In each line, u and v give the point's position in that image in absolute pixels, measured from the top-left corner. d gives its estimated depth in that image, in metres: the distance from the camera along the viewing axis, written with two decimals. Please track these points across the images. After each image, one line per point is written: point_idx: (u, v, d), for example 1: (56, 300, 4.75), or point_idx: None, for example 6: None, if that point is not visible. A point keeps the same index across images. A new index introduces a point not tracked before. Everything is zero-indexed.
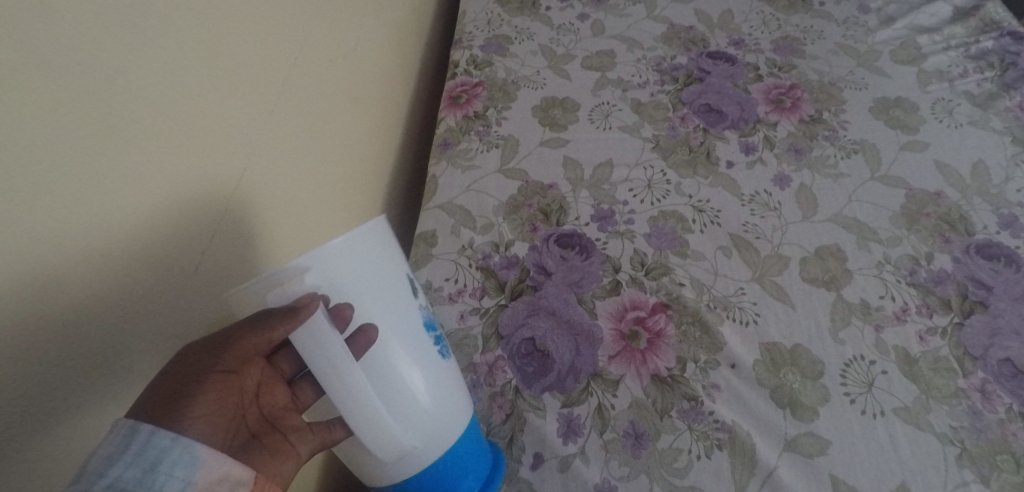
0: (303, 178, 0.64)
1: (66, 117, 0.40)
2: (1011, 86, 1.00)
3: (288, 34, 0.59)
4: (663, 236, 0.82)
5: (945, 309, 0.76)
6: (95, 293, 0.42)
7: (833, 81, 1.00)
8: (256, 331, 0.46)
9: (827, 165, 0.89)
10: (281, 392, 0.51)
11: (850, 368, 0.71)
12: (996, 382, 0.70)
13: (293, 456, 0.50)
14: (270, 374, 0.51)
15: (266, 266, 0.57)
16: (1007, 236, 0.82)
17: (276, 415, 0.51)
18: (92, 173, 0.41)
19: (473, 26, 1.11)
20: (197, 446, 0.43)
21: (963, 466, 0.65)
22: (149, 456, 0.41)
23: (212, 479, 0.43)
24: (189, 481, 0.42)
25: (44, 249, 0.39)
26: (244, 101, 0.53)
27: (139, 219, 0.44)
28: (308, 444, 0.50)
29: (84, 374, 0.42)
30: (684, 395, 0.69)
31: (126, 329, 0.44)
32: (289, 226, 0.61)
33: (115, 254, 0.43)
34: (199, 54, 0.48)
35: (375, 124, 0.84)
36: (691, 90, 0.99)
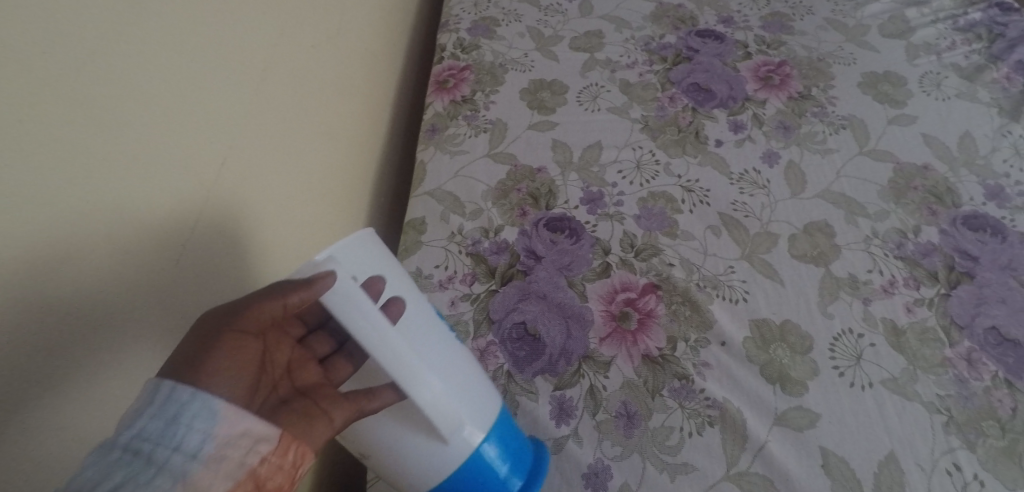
0: (292, 168, 0.65)
1: (62, 109, 0.40)
2: (998, 57, 1.00)
3: (278, 28, 0.61)
4: (652, 217, 0.83)
5: (932, 281, 0.76)
6: (92, 279, 0.43)
7: (822, 56, 1.00)
8: (272, 297, 0.48)
9: (815, 141, 0.89)
10: (313, 369, 0.53)
11: (839, 342, 0.71)
12: (982, 350, 0.71)
13: (325, 422, 0.49)
14: (301, 353, 0.53)
15: (255, 255, 0.58)
16: (993, 207, 0.83)
17: (309, 387, 0.52)
18: (84, 154, 0.42)
19: (460, 9, 1.10)
20: (215, 401, 0.44)
21: (950, 433, 0.66)
22: (170, 410, 0.42)
23: (234, 433, 0.44)
24: (210, 433, 0.43)
25: (45, 231, 0.40)
26: (235, 91, 0.54)
27: (131, 200, 0.45)
28: (341, 413, 0.50)
29: (85, 351, 0.43)
30: (675, 374, 0.70)
31: (124, 314, 0.45)
32: (278, 216, 0.62)
33: (111, 236, 0.44)
34: (190, 45, 0.49)
35: (361, 110, 0.85)
36: (680, 69, 0.99)
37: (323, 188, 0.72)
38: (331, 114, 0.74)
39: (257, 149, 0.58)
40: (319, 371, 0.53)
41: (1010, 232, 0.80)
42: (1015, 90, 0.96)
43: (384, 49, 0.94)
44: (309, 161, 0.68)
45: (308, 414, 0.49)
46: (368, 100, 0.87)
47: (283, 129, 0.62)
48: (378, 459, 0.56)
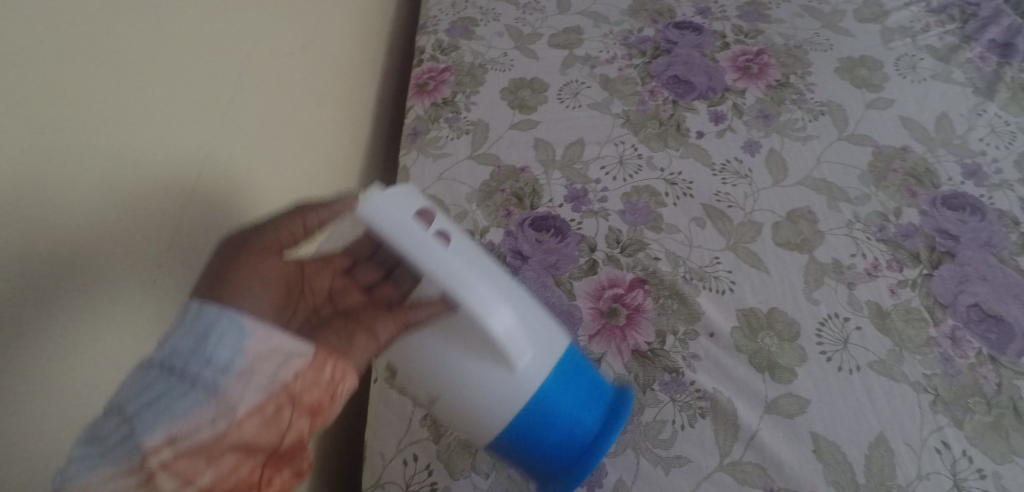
0: (272, 130, 0.65)
1: (50, 72, 0.40)
2: (971, 37, 1.02)
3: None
4: (637, 211, 0.83)
5: (915, 262, 0.77)
6: (81, 235, 0.43)
7: (799, 43, 1.01)
8: (294, 220, 0.53)
9: (795, 128, 0.90)
10: (354, 296, 0.57)
11: (826, 326, 0.72)
12: (965, 327, 0.72)
13: (373, 338, 0.50)
14: (343, 284, 0.57)
15: (239, 209, 0.59)
16: (971, 186, 0.84)
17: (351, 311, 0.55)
18: (73, 117, 0.42)
19: (438, 11, 1.10)
20: (242, 319, 0.44)
21: (937, 412, 0.67)
22: (199, 327, 0.43)
23: (264, 349, 0.44)
24: (240, 348, 0.43)
25: (40, 183, 0.40)
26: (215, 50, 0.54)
27: (118, 163, 0.45)
28: (387, 327, 0.51)
29: (86, 293, 0.44)
30: (665, 367, 0.71)
31: (113, 264, 0.45)
32: (260, 174, 0.63)
33: (99, 200, 0.44)
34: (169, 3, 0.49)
35: (339, 98, 0.84)
36: (659, 62, 1.00)
37: (303, 174, 0.73)
38: (309, 98, 0.74)
39: (238, 126, 0.58)
40: (362, 297, 0.57)
41: (988, 210, 0.82)
42: (988, 69, 0.97)
43: (360, 52, 0.93)
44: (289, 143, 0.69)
45: (352, 330, 0.51)
46: (344, 91, 0.86)
47: (263, 107, 0.63)
48: (445, 402, 0.57)
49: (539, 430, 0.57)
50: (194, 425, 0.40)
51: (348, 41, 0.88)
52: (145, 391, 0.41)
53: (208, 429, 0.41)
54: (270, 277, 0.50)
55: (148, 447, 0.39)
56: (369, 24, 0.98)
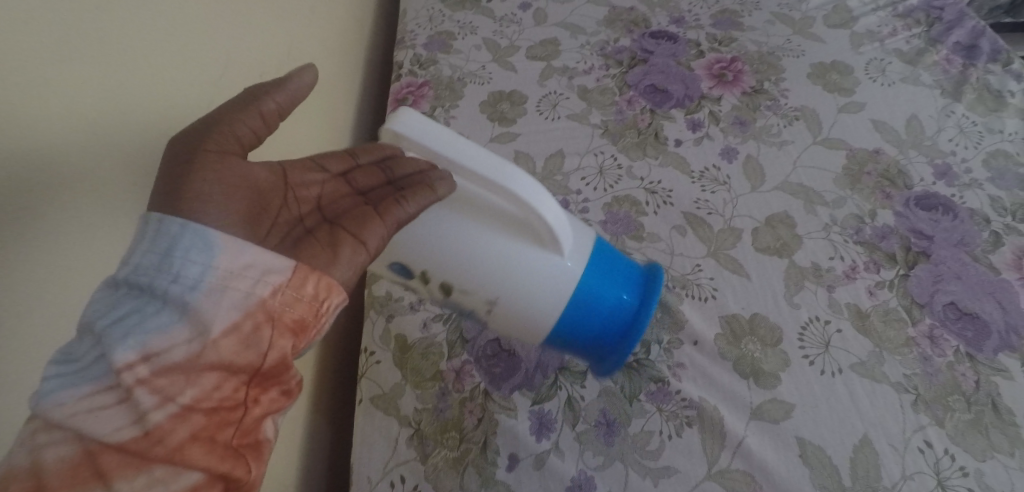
0: (238, 28, 0.62)
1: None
2: (937, 40, 1.04)
3: None
4: (619, 221, 0.84)
5: (891, 263, 0.79)
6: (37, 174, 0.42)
7: (772, 50, 1.02)
8: (247, 112, 0.46)
9: (770, 134, 0.91)
10: (343, 201, 0.53)
11: (807, 330, 0.73)
12: (943, 326, 0.74)
13: (363, 248, 0.48)
14: (331, 189, 0.53)
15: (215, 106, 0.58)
16: (943, 186, 0.86)
17: (339, 215, 0.51)
18: (23, 76, 0.41)
19: (415, 25, 1.10)
20: (209, 232, 0.41)
21: (918, 411, 0.68)
22: (163, 243, 0.40)
23: (238, 266, 0.41)
24: (208, 265, 0.41)
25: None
26: None
27: (73, 98, 0.44)
28: (375, 235, 0.49)
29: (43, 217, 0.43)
30: (651, 377, 0.71)
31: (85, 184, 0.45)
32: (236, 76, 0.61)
33: (61, 143, 0.43)
34: None
35: (321, 86, 0.84)
36: (636, 71, 1.00)
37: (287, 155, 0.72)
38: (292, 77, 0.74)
39: (215, 90, 0.58)
40: (352, 201, 0.53)
41: (960, 209, 0.83)
42: (954, 71, 1.00)
43: (341, 68, 0.94)
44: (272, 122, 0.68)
45: (337, 239, 0.48)
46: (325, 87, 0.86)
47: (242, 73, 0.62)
48: (507, 302, 0.60)
49: (588, 321, 0.61)
50: (170, 343, 0.39)
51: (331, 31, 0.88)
52: (115, 308, 0.39)
53: (183, 348, 0.39)
54: (234, 187, 0.45)
55: (120, 364, 0.37)
56: (347, 39, 0.98)
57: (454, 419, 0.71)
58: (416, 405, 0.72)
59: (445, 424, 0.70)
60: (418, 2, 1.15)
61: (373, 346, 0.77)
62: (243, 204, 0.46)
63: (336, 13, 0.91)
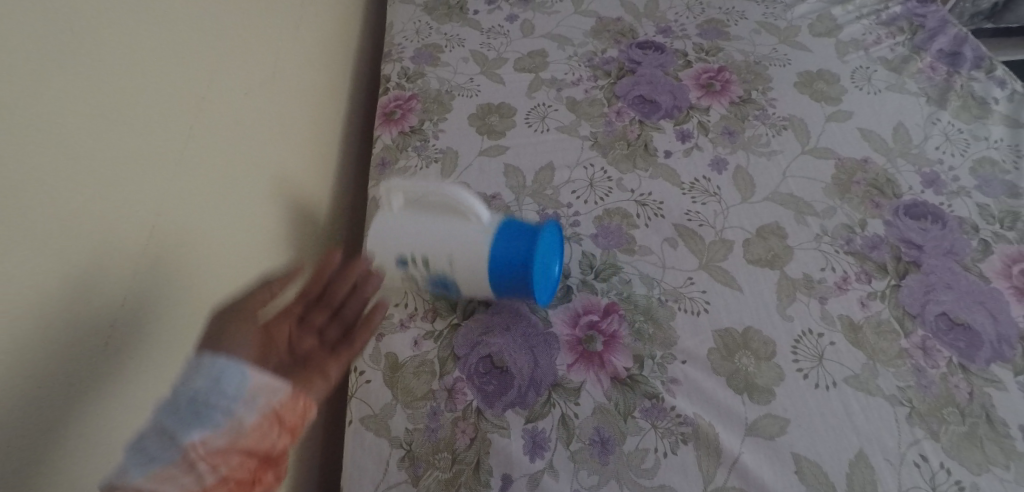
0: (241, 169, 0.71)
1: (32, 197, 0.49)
2: (921, 48, 1.03)
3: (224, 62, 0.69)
4: (610, 234, 0.83)
5: (883, 273, 0.78)
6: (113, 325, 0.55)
7: (759, 59, 1.01)
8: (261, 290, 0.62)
9: (759, 144, 0.91)
10: (307, 340, 0.64)
11: (801, 343, 0.73)
12: (935, 337, 0.74)
13: (326, 378, 0.62)
14: (297, 330, 0.65)
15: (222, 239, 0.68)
16: (931, 195, 0.86)
17: (306, 354, 0.64)
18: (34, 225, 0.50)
19: (401, 38, 1.09)
20: (237, 366, 0.55)
21: (913, 424, 0.68)
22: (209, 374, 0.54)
23: (258, 387, 0.55)
24: (242, 386, 0.54)
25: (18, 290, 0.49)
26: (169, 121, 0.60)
27: (92, 267, 0.53)
28: (336, 368, 0.63)
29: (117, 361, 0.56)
30: (645, 394, 0.71)
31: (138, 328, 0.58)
32: (237, 214, 0.71)
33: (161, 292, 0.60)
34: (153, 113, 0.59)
35: (304, 131, 0.87)
36: (623, 82, 1.00)
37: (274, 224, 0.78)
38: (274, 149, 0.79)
39: (219, 231, 0.68)
40: (314, 341, 0.65)
41: (949, 217, 0.83)
42: (939, 79, 1.00)
43: (323, 96, 0.94)
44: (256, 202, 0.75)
45: (309, 372, 0.62)
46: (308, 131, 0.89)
47: (228, 172, 0.69)
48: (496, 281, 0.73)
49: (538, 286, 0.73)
50: (215, 433, 0.52)
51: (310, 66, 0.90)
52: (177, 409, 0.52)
53: (222, 437, 0.52)
54: (243, 339, 0.59)
55: (189, 443, 0.51)
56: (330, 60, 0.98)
57: (447, 440, 0.70)
58: (408, 426, 0.71)
59: (437, 445, 0.70)
60: (405, 14, 1.14)
61: (362, 365, 0.76)
62: (259, 339, 0.60)
63: (314, 45, 0.92)
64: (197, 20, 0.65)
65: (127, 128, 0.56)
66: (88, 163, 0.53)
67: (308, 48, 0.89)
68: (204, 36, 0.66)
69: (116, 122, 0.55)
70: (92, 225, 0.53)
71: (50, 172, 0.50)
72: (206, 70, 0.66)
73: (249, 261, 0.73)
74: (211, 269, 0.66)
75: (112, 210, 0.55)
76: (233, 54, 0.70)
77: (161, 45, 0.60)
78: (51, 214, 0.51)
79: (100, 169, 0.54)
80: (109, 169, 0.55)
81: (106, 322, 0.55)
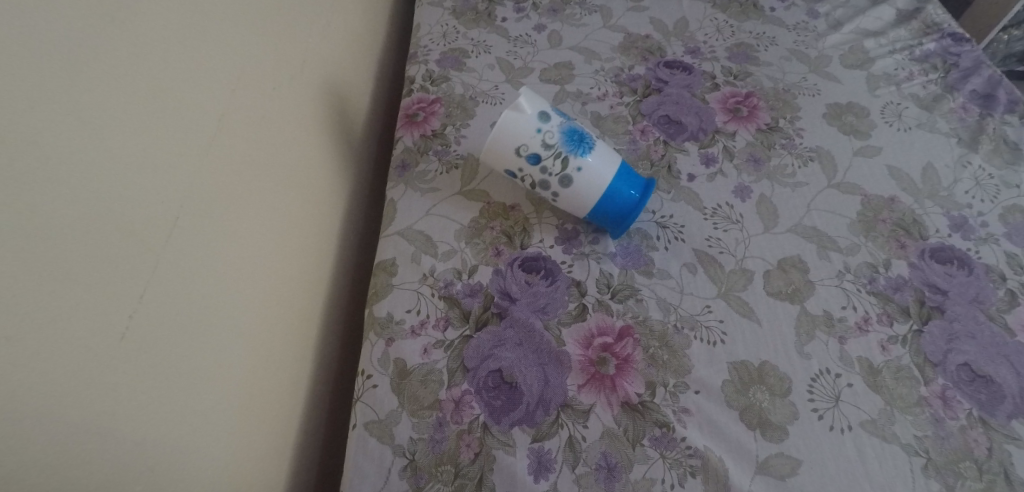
0: (260, 225, 0.69)
1: (75, 199, 0.48)
2: (953, 87, 1.00)
3: (257, 100, 0.69)
4: (629, 254, 0.82)
5: (905, 316, 0.77)
6: (134, 367, 0.52)
7: (787, 87, 0.99)
8: None
9: (785, 174, 0.89)
10: None
11: (817, 382, 0.72)
12: (955, 388, 0.72)
13: None
14: None
15: (241, 295, 0.65)
16: (959, 239, 0.83)
17: None
18: (67, 244, 0.48)
19: (428, 40, 1.09)
20: None
21: (928, 477, 0.67)
22: None
23: None
24: None
25: (42, 310, 0.46)
26: (200, 158, 0.59)
27: (115, 302, 0.51)
28: None
29: (141, 407, 0.53)
30: (655, 422, 0.70)
31: (153, 385, 0.54)
32: (254, 265, 0.68)
33: (180, 347, 0.57)
34: (189, 138, 0.58)
35: (326, 147, 0.88)
36: (650, 101, 0.99)
37: (302, 245, 0.80)
38: (304, 173, 0.81)
39: (235, 294, 0.64)
40: None
41: (975, 264, 0.81)
42: (971, 120, 0.95)
43: (342, 102, 0.94)
44: (290, 225, 0.76)
45: None
46: (328, 143, 0.89)
47: (267, 193, 0.71)
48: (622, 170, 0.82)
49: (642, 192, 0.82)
50: None
51: (333, 81, 0.91)
52: None
53: None
54: None
55: None
56: (351, 64, 0.99)
57: (451, 452, 0.70)
58: (412, 435, 0.71)
59: (440, 457, 0.69)
60: (433, 16, 1.14)
61: (369, 369, 0.75)
62: None
63: (335, 54, 0.92)
64: (240, 49, 0.66)
65: (193, 156, 0.58)
66: (162, 190, 0.55)
67: (330, 59, 0.90)
68: (252, 66, 0.68)
69: (184, 150, 0.57)
70: (148, 253, 0.53)
71: (121, 197, 0.51)
72: (253, 100, 0.68)
73: (283, 283, 0.74)
74: (255, 290, 0.68)
75: (133, 249, 0.52)
76: (272, 80, 0.72)
77: (220, 75, 0.63)
78: (123, 239, 0.51)
79: (171, 195, 0.56)
80: (180, 194, 0.57)
81: (123, 374, 0.51)
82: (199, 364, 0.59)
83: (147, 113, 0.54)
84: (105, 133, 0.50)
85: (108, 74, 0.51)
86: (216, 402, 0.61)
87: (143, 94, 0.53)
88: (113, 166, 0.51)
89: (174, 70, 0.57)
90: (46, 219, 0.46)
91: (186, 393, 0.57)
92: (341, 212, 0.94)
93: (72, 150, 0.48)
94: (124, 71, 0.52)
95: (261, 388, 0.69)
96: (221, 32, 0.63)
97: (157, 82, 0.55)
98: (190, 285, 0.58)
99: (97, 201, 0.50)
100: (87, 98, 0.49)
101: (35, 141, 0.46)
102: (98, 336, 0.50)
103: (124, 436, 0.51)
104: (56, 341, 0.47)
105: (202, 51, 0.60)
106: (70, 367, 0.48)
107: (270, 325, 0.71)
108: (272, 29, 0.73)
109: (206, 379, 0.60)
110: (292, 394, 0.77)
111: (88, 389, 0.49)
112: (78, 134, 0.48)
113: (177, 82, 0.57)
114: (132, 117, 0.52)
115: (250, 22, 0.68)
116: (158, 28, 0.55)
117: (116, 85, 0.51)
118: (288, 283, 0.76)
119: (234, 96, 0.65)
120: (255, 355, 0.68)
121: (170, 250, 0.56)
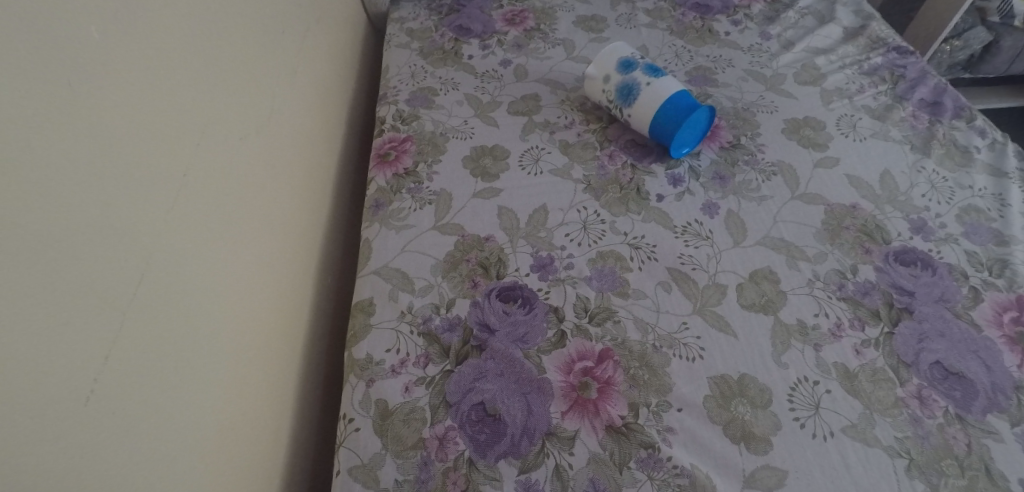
0: (239, 249, 0.71)
1: (45, 261, 0.48)
2: (902, 97, 1.03)
3: (230, 130, 0.71)
4: (604, 277, 0.83)
5: (876, 320, 0.78)
6: (120, 393, 0.53)
7: (747, 105, 1.02)
8: None
9: (750, 189, 0.91)
10: None
11: (797, 391, 0.73)
12: (930, 386, 0.73)
13: None
14: None
15: (222, 317, 0.66)
16: (920, 241, 0.85)
17: None
18: (40, 304, 0.48)
19: (397, 81, 1.11)
20: None
21: (912, 477, 0.68)
22: None
23: None
24: None
25: (21, 371, 0.46)
26: (176, 186, 0.61)
27: (88, 357, 0.50)
28: None
29: (129, 432, 0.53)
30: (640, 443, 0.70)
31: (139, 409, 0.54)
32: (235, 288, 0.69)
33: (164, 372, 0.57)
34: (165, 173, 0.59)
35: (298, 191, 0.89)
36: (615, 127, 1.01)
37: (278, 288, 0.80)
38: (279, 213, 0.82)
39: (217, 316, 0.65)
40: None
41: (937, 264, 0.83)
42: (921, 127, 0.99)
43: (312, 145, 0.95)
44: (266, 264, 0.77)
45: None
46: (300, 187, 0.89)
47: (245, 221, 0.73)
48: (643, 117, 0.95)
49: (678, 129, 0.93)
50: None
51: (303, 126, 0.92)
52: None
53: None
54: None
55: None
56: (320, 108, 0.99)
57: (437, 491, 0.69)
58: (397, 476, 0.70)
59: None
60: (400, 57, 1.15)
61: (351, 413, 0.74)
62: None
63: (304, 99, 0.93)
64: (210, 89, 0.68)
65: (163, 202, 0.59)
66: (131, 237, 0.55)
67: (299, 104, 0.91)
68: (222, 109, 0.69)
69: (155, 196, 0.58)
70: (130, 281, 0.54)
71: (83, 258, 0.51)
72: (223, 146, 0.69)
73: (262, 321, 0.75)
74: (235, 318, 0.69)
75: (109, 291, 0.52)
76: (244, 121, 0.74)
77: (193, 111, 0.64)
78: (89, 300, 0.51)
79: (146, 231, 0.57)
80: (154, 232, 0.57)
81: (108, 399, 0.52)
82: (184, 382, 0.60)
83: (113, 167, 0.54)
84: (73, 199, 0.51)
85: (66, 133, 0.51)
86: (201, 421, 0.62)
87: (103, 150, 0.53)
88: (77, 228, 0.51)
89: (145, 112, 0.58)
90: (13, 281, 0.46)
91: (164, 431, 0.57)
92: (316, 255, 0.94)
93: (35, 212, 0.48)
94: (95, 129, 0.53)
95: (240, 434, 0.68)
96: (187, 85, 0.64)
97: (122, 136, 0.55)
98: (164, 325, 0.58)
99: (62, 264, 0.49)
100: (50, 160, 0.49)
101: (10, 208, 0.46)
102: (63, 397, 0.49)
103: (107, 467, 0.51)
104: (27, 406, 0.46)
105: (173, 93, 0.62)
106: (37, 432, 0.47)
107: (251, 356, 0.71)
108: (240, 79, 0.74)
109: (189, 405, 0.60)
110: (272, 438, 0.76)
111: (59, 452, 0.48)
112: (47, 199, 0.49)
113: (145, 128, 0.58)
114: (97, 176, 0.53)
115: (219, 68, 0.70)
116: (128, 77, 0.56)
117: (81, 144, 0.52)
118: (268, 313, 0.76)
119: (205, 139, 0.65)
120: (233, 396, 0.67)
121: (153, 274, 0.57)
